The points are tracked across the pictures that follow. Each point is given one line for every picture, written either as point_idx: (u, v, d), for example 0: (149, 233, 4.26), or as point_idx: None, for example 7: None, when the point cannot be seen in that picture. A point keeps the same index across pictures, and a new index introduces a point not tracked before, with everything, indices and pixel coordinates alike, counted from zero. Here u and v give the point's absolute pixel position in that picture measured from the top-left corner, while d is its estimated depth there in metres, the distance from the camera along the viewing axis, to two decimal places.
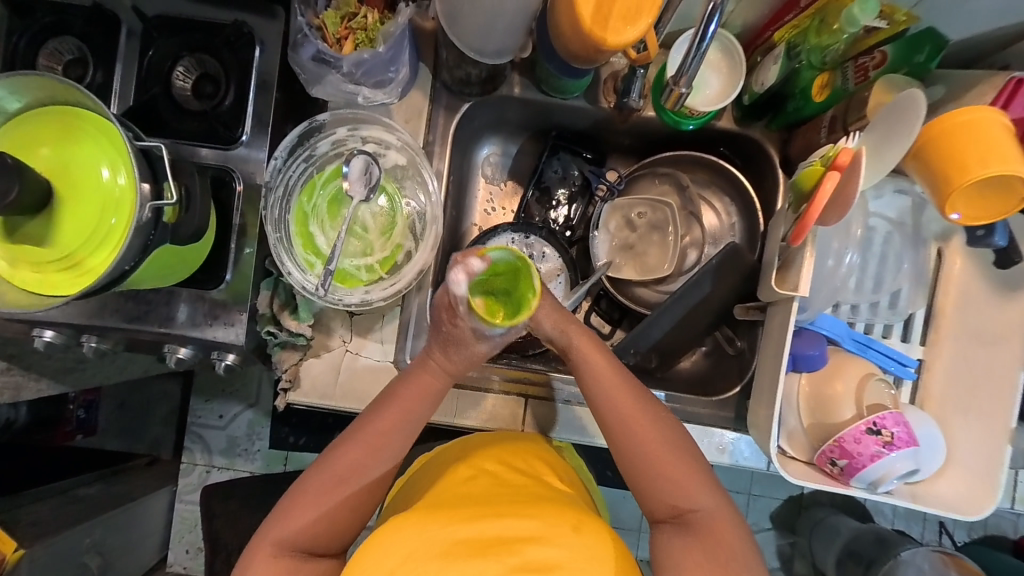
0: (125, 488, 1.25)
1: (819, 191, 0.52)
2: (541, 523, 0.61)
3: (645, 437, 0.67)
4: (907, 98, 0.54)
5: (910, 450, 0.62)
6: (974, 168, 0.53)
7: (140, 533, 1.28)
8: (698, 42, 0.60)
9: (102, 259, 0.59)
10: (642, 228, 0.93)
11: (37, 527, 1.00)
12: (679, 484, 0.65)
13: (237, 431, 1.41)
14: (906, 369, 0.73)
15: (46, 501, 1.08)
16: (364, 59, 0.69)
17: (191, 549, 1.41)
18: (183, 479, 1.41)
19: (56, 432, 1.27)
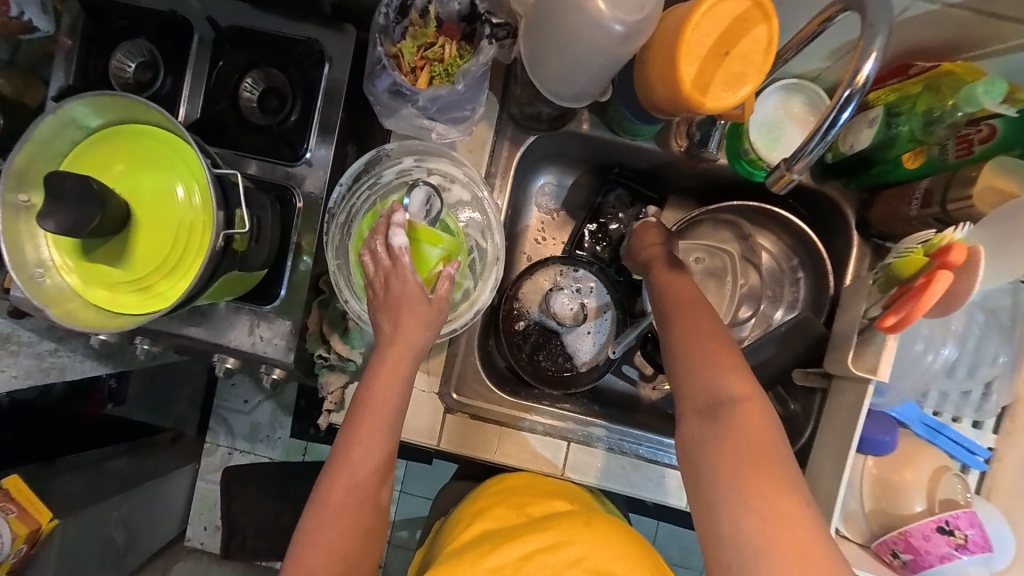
0: (149, 462, 1.25)
1: (928, 290, 0.48)
2: (557, 531, 0.65)
3: (708, 348, 0.59)
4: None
5: (983, 554, 0.58)
6: None
7: (162, 510, 1.32)
8: (826, 130, 0.51)
9: (173, 285, 0.60)
10: (700, 274, 0.89)
11: (71, 499, 1.05)
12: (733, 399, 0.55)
13: (259, 418, 1.43)
14: (973, 457, 0.70)
15: (78, 470, 1.09)
16: (441, 95, 0.67)
17: (210, 527, 1.44)
18: (204, 459, 1.44)
19: None
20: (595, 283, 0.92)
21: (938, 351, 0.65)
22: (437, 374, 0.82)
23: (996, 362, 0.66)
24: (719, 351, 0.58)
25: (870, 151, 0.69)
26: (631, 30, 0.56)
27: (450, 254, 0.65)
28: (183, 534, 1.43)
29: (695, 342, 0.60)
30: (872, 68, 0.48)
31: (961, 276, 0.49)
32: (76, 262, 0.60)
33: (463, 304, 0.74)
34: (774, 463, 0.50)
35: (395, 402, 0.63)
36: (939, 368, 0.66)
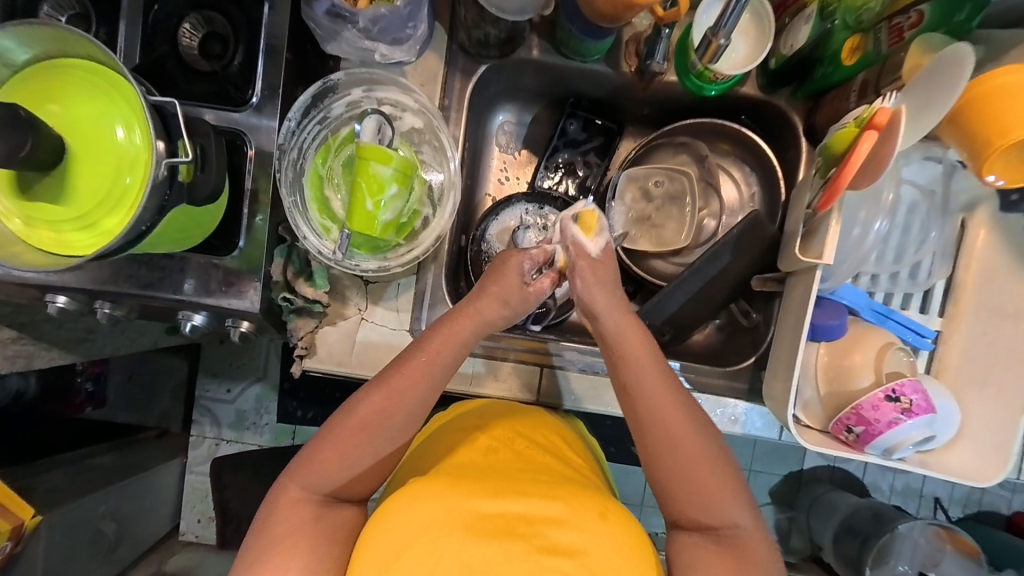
0: (137, 458, 1.26)
1: (855, 151, 0.50)
2: (566, 508, 0.60)
3: (675, 429, 0.66)
4: (954, 55, 0.53)
5: (927, 416, 0.62)
6: (1016, 133, 0.52)
7: (153, 502, 1.30)
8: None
9: (118, 219, 0.59)
10: (659, 199, 0.91)
11: (53, 494, 1.02)
12: (706, 479, 0.65)
13: (244, 405, 1.40)
14: (924, 340, 0.73)
15: (61, 469, 1.10)
16: (382, 14, 0.66)
17: (203, 518, 1.42)
18: (191, 452, 1.42)
19: (65, 405, 1.28)
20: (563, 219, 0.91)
21: (873, 225, 0.67)
22: (407, 310, 0.84)
23: (925, 241, 0.72)
24: (678, 422, 0.66)
25: (809, 49, 0.71)
26: None
27: (401, 177, 0.66)
28: (176, 528, 1.41)
29: (660, 414, 0.67)
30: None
31: (886, 137, 0.50)
32: (14, 203, 0.59)
33: (425, 232, 0.75)
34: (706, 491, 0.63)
35: (418, 392, 0.67)
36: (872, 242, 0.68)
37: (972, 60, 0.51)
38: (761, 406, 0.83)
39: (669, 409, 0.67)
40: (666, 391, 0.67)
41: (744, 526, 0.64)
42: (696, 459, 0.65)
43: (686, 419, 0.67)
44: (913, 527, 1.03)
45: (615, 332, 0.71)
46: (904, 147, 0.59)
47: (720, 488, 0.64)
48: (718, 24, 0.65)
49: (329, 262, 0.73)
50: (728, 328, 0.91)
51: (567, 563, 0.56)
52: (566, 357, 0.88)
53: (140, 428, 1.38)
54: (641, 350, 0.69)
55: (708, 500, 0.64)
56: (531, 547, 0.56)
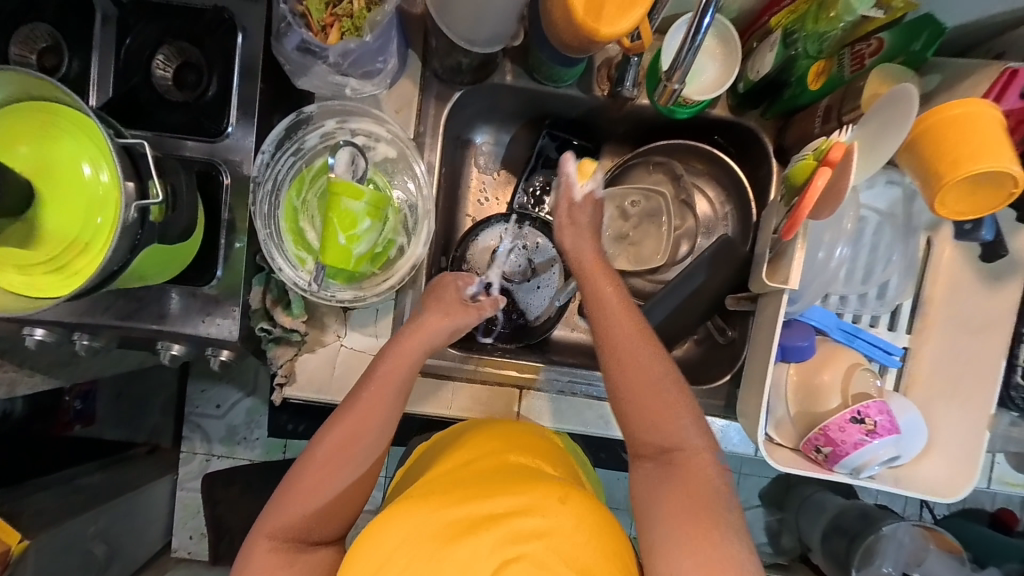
0: (126, 476, 1.25)
1: (810, 187, 0.51)
2: (528, 497, 0.60)
3: (629, 348, 0.67)
4: (902, 93, 0.54)
5: (892, 436, 0.63)
6: (964, 165, 0.53)
7: (144, 520, 1.29)
8: (692, 37, 0.57)
9: (89, 261, 0.59)
10: (636, 217, 0.92)
11: (41, 517, 1.00)
12: (663, 396, 0.65)
13: (234, 419, 1.41)
14: (891, 357, 0.74)
15: (49, 491, 1.08)
16: (351, 49, 0.66)
17: (196, 534, 1.41)
18: (183, 468, 1.41)
19: (54, 423, 1.17)
20: (542, 239, 0.94)
21: (835, 251, 0.69)
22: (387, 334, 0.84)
23: (889, 262, 0.73)
24: (641, 345, 0.67)
25: (776, 74, 0.72)
26: None
27: (373, 213, 0.67)
28: (169, 545, 1.40)
29: (623, 333, 0.68)
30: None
31: (841, 171, 0.51)
32: None
33: (400, 261, 0.75)
34: (704, 507, 0.59)
35: (384, 409, 0.69)
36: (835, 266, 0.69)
37: (915, 103, 0.52)
38: (737, 422, 0.85)
39: (644, 356, 0.66)
40: (627, 315, 0.69)
41: (693, 444, 0.64)
42: (655, 383, 0.65)
43: (647, 340, 0.68)
44: (898, 528, 1.02)
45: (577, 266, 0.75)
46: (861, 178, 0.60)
47: (673, 407, 0.65)
48: (671, 72, 0.66)
49: (307, 291, 0.73)
50: (707, 343, 0.92)
51: (533, 547, 0.56)
52: (546, 378, 0.87)
53: (130, 445, 1.35)
54: (600, 281, 0.72)
55: (647, 351, 0.67)
56: (499, 540, 0.57)
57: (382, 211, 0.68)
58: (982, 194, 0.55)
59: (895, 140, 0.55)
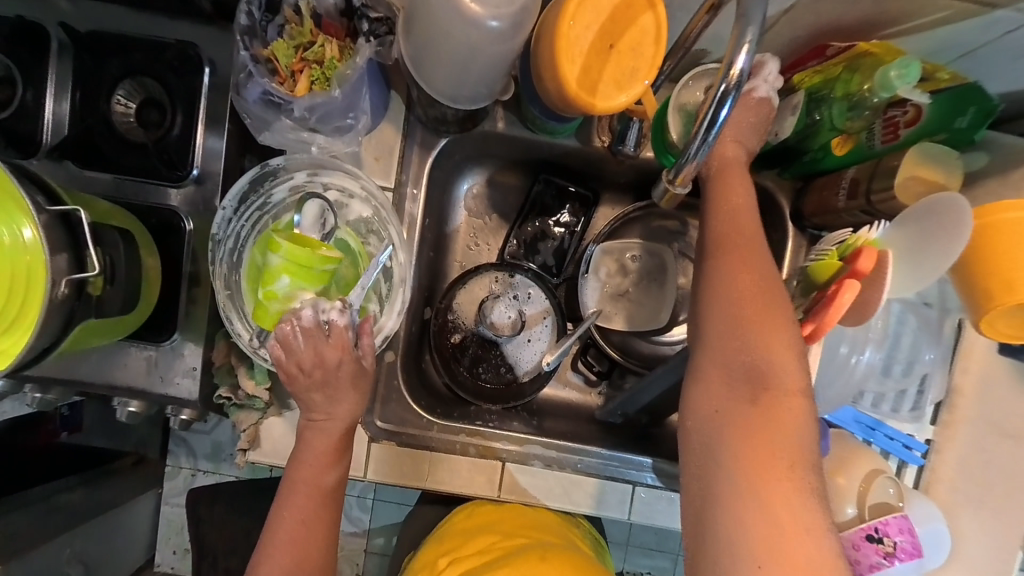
0: (110, 492, 1.17)
1: (836, 304, 0.44)
2: (514, 569, 0.68)
3: (735, 245, 0.52)
4: (948, 202, 0.48)
5: (914, 560, 0.56)
6: (1019, 289, 0.49)
7: (126, 537, 1.24)
8: (704, 132, 0.45)
9: (13, 340, 0.52)
10: (636, 273, 0.84)
11: (15, 539, 0.92)
12: (770, 374, 0.46)
13: (220, 436, 1.34)
14: (911, 453, 0.68)
15: (30, 506, 0.99)
16: (318, 103, 0.60)
17: (179, 551, 1.37)
18: (167, 483, 1.35)
19: (39, 432, 1.12)
20: (535, 289, 0.85)
21: (862, 354, 0.61)
22: None
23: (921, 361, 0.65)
24: (754, 293, 0.49)
25: (796, 140, 0.64)
26: (508, 26, 0.50)
27: (296, 270, 0.56)
28: (152, 560, 1.36)
29: (716, 282, 0.51)
30: (746, 61, 0.42)
31: (870, 284, 0.45)
32: None
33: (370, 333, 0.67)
34: (779, 448, 0.44)
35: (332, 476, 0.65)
36: (863, 372, 0.61)
37: (971, 217, 0.47)
38: None
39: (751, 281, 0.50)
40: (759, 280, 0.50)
41: (788, 377, 0.46)
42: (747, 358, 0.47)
43: (772, 313, 0.48)
44: None
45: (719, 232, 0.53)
46: (917, 284, 0.51)
47: (780, 356, 0.47)
48: (677, 169, 0.50)
49: (268, 363, 0.66)
50: None
51: None
52: (531, 452, 0.80)
53: (118, 454, 1.28)
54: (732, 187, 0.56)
55: (751, 333, 0.48)
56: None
57: (314, 269, 0.56)
58: None
59: (951, 250, 0.48)
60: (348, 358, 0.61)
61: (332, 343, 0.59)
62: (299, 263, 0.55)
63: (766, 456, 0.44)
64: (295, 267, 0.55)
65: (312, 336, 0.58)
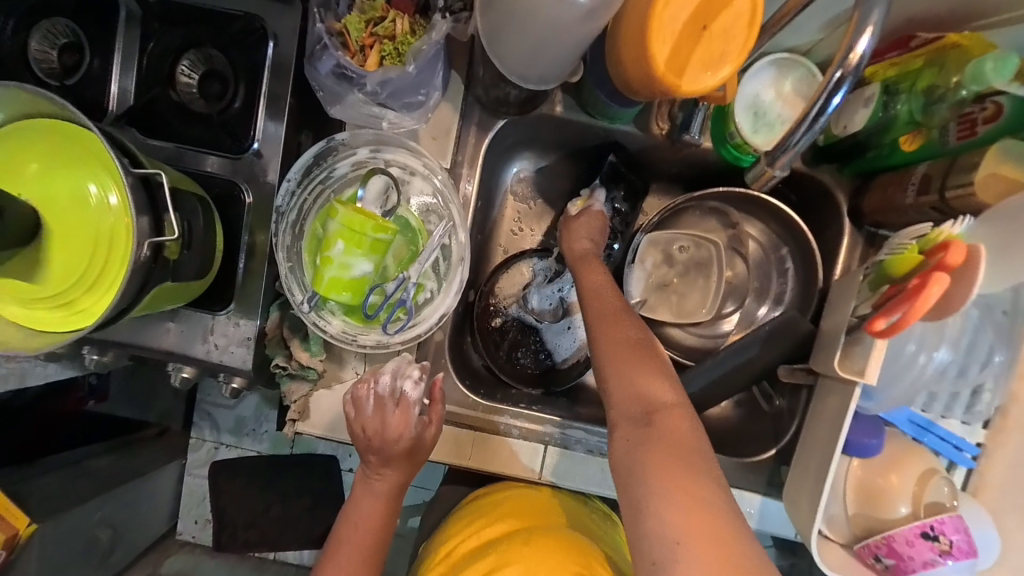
0: (135, 462, 1.17)
1: (927, 296, 0.43)
2: (498, 554, 0.65)
3: (606, 309, 0.65)
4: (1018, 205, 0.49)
5: (969, 560, 0.56)
6: None
7: (149, 507, 1.21)
8: (812, 121, 0.45)
9: (98, 298, 0.55)
10: (682, 265, 0.84)
11: (49, 503, 0.95)
12: (652, 391, 0.57)
13: (244, 410, 1.31)
14: (962, 454, 0.67)
15: (55, 472, 1.01)
16: (391, 78, 0.60)
17: (201, 520, 1.32)
18: (191, 454, 1.32)
19: (67, 399, 1.09)
20: None
21: (931, 354, 0.59)
22: None
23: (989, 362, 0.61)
24: (615, 312, 0.65)
25: (865, 135, 0.63)
26: (594, 5, 0.49)
27: (349, 236, 0.59)
28: (174, 528, 1.32)
29: (597, 300, 0.67)
30: (867, 46, 0.42)
31: (959, 278, 0.44)
32: None
33: (428, 309, 0.69)
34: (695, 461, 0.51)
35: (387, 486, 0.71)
36: (933, 374, 0.60)
37: None
38: (780, 501, 0.75)
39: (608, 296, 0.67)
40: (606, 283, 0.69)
41: (669, 404, 0.56)
42: (626, 341, 0.61)
43: (619, 315, 0.64)
44: None
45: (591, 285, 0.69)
46: (995, 284, 0.52)
47: (658, 391, 0.57)
48: (775, 154, 0.50)
49: (321, 330, 0.66)
50: (748, 406, 0.84)
51: None
52: (571, 436, 0.81)
53: (142, 425, 1.27)
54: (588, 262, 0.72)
55: (630, 372, 0.59)
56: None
57: (365, 236, 0.59)
58: None
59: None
60: (405, 434, 0.69)
61: (398, 414, 0.68)
62: (350, 233, 0.59)
63: (713, 542, 0.46)
64: (347, 236, 0.59)
65: (382, 403, 0.69)
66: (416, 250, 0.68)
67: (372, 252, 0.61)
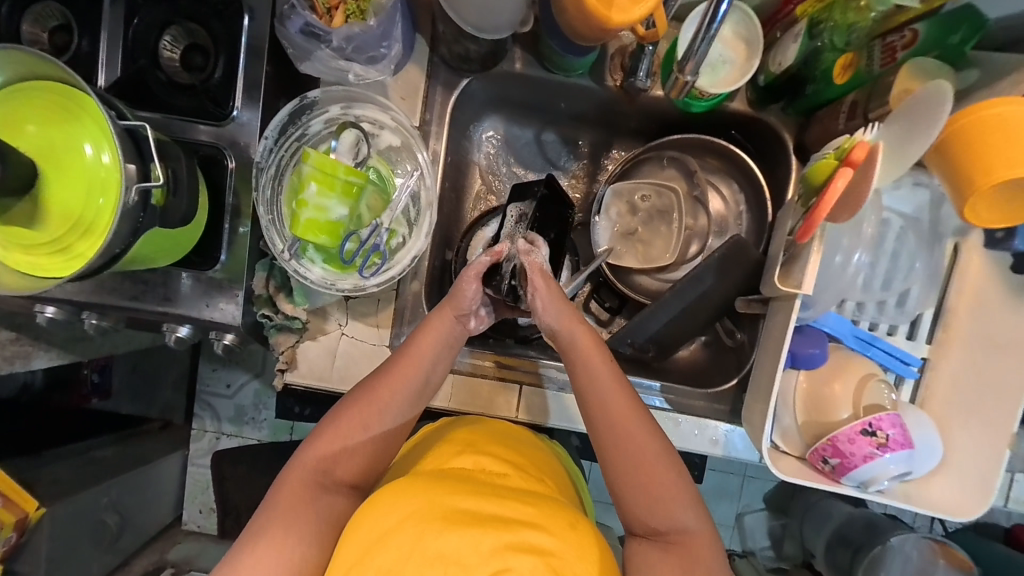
0: (139, 451, 1.19)
1: (830, 187, 0.49)
2: (538, 513, 0.56)
3: (614, 417, 0.63)
4: (933, 92, 0.52)
5: (904, 452, 0.61)
6: (998, 171, 0.50)
7: (155, 492, 1.23)
8: (707, 28, 0.57)
9: (92, 243, 0.59)
10: (645, 213, 0.86)
11: (59, 486, 0.99)
12: (667, 498, 0.61)
13: (243, 400, 1.32)
14: (909, 368, 0.71)
15: (65, 462, 1.05)
16: (355, 33, 0.66)
17: (205, 509, 1.34)
18: (194, 445, 1.33)
19: (72, 395, 1.17)
20: None
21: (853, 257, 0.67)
22: (387, 326, 0.83)
23: (912, 271, 0.70)
24: (629, 418, 0.63)
25: (798, 69, 0.68)
26: None
27: (322, 178, 0.67)
28: (180, 518, 1.34)
29: (609, 409, 0.63)
30: None
31: (864, 171, 0.49)
32: None
33: (402, 251, 0.76)
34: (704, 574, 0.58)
35: (397, 401, 0.67)
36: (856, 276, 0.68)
37: (948, 99, 0.50)
38: (743, 427, 0.79)
39: (620, 416, 0.63)
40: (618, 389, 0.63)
41: (695, 529, 0.61)
42: (640, 451, 0.62)
43: (633, 414, 0.63)
44: (906, 540, 0.98)
45: (594, 405, 0.63)
46: (885, 180, 0.59)
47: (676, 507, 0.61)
48: (684, 62, 0.63)
49: (296, 271, 0.72)
50: (714, 346, 0.87)
51: (532, 560, 0.51)
52: (545, 375, 0.85)
53: (144, 419, 1.28)
54: (589, 350, 0.65)
55: (635, 492, 0.62)
56: (500, 542, 0.52)
57: (337, 178, 0.67)
58: (1014, 205, 0.54)
59: (930, 132, 0.52)
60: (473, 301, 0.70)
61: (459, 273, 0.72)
62: (324, 181, 0.67)
63: None
64: (322, 183, 0.67)
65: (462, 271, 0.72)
66: (387, 198, 0.74)
67: (346, 195, 0.68)
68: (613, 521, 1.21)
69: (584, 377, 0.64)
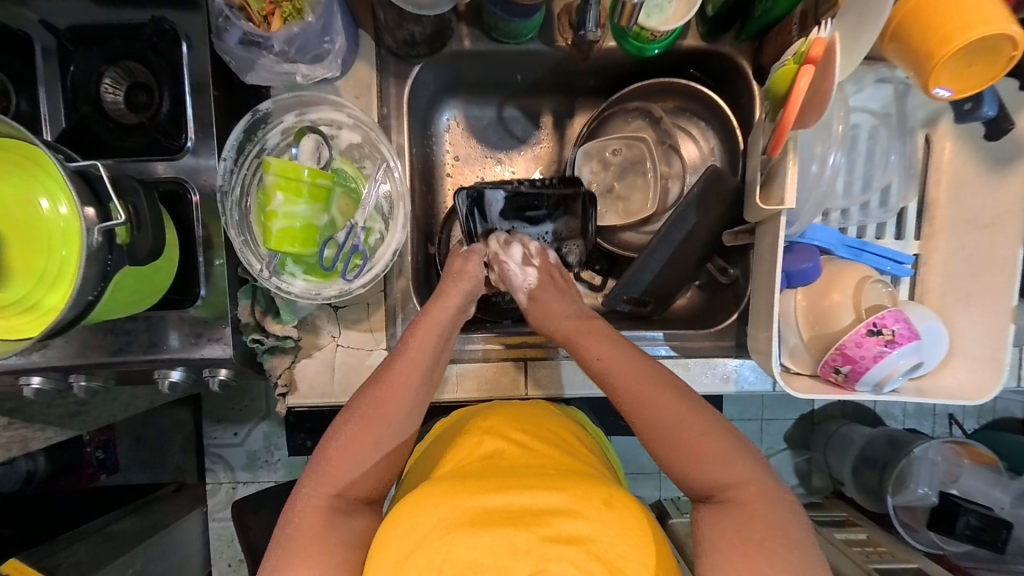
0: (157, 516, 1.14)
1: (794, 88, 0.52)
2: (570, 497, 0.54)
3: (697, 446, 0.57)
4: None
5: (911, 345, 0.62)
6: (957, 37, 0.53)
7: (182, 556, 1.18)
8: None
9: (61, 295, 0.57)
10: (618, 166, 0.86)
11: (79, 567, 0.90)
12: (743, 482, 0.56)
13: (253, 445, 1.28)
14: (903, 267, 0.72)
15: (83, 543, 0.97)
16: (295, 33, 0.65)
17: (234, 562, 1.30)
18: (212, 500, 1.29)
19: (78, 476, 1.14)
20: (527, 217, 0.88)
21: (827, 160, 0.66)
22: (381, 329, 0.81)
23: (888, 164, 0.72)
24: (650, 385, 0.60)
25: None
26: None
27: (286, 185, 0.66)
28: None
29: (629, 381, 0.61)
30: None
31: (825, 68, 0.51)
32: None
33: (381, 248, 0.75)
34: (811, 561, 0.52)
35: (404, 400, 0.63)
36: (832, 176, 0.66)
37: None
38: (751, 359, 0.80)
39: (707, 446, 0.57)
40: (695, 422, 0.58)
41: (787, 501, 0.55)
42: (689, 429, 0.58)
43: (722, 442, 0.57)
44: (929, 448, 0.98)
45: (683, 444, 0.58)
46: (847, 74, 0.61)
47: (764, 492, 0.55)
48: None
49: (278, 290, 0.72)
50: (708, 288, 0.87)
51: (572, 550, 0.50)
52: (550, 346, 0.84)
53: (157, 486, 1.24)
54: (651, 384, 0.61)
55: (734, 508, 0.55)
56: (537, 538, 0.51)
57: (302, 182, 0.67)
58: (976, 65, 0.56)
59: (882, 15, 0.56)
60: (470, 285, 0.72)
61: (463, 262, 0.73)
62: (286, 187, 0.66)
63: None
64: (280, 183, 0.66)
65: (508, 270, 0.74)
66: (359, 202, 0.74)
67: (314, 199, 0.69)
68: (643, 490, 1.20)
69: (598, 368, 0.64)
